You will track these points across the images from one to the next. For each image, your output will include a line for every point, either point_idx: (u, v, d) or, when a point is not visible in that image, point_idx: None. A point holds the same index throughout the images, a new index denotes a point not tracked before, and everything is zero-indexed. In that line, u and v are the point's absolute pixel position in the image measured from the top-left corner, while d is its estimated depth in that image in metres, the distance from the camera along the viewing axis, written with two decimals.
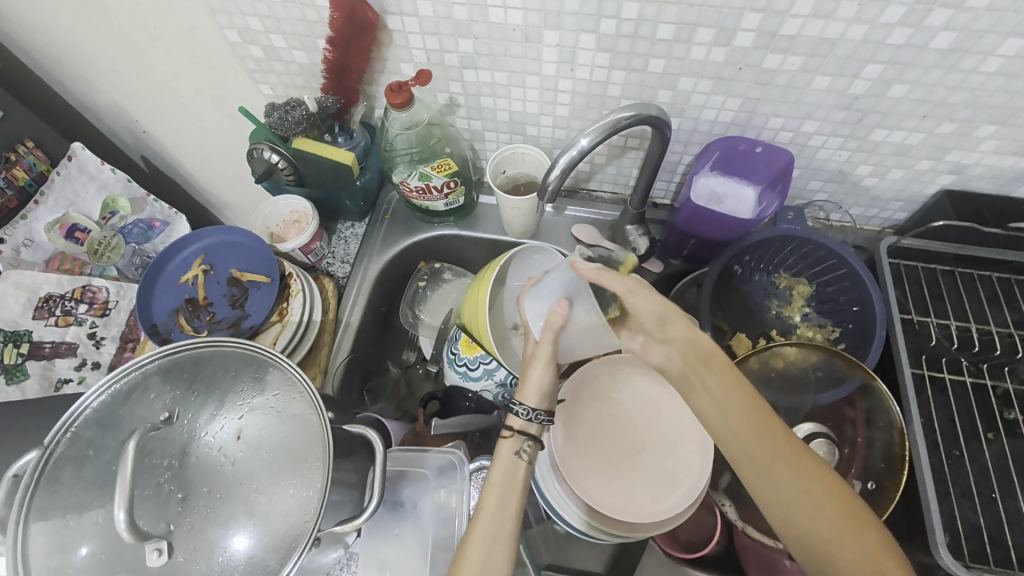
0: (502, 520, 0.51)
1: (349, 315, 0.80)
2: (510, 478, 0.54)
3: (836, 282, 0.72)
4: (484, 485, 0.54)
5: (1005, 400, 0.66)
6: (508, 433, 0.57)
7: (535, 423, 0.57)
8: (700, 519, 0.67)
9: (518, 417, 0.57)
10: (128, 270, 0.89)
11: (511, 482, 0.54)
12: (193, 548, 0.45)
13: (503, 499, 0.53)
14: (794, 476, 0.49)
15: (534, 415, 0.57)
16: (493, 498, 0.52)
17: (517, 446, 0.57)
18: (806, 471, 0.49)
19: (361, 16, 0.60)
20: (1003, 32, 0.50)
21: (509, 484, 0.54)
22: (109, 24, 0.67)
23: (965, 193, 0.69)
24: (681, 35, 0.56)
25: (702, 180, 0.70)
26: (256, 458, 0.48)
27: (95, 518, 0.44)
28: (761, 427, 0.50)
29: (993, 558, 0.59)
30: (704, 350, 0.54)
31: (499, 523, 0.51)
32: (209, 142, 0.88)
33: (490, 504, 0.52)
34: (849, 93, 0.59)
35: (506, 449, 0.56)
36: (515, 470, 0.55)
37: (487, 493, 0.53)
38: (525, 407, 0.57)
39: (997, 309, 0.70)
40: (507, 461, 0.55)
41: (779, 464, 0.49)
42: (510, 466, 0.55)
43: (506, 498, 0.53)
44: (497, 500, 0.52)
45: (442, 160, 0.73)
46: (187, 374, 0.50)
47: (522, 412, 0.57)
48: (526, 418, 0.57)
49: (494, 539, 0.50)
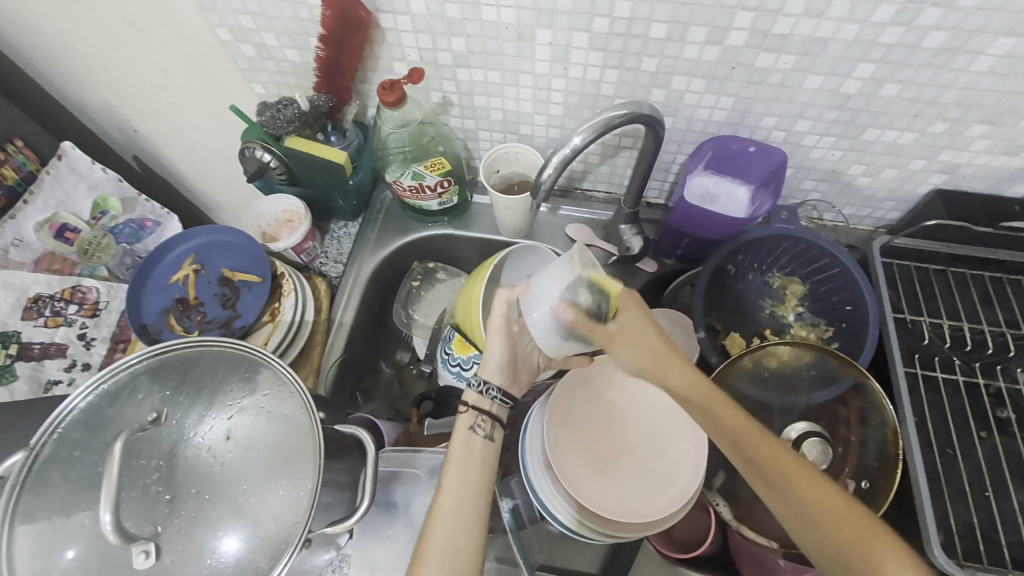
0: (465, 497, 0.53)
1: (342, 315, 0.80)
2: (469, 457, 0.56)
3: (830, 281, 0.72)
4: (444, 464, 0.56)
5: (997, 399, 0.67)
6: (463, 408, 0.59)
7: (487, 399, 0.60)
8: (694, 519, 0.67)
9: (471, 390, 0.60)
10: (119, 270, 0.88)
11: (468, 459, 0.56)
12: (182, 550, 0.44)
13: (462, 476, 0.55)
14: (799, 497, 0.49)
15: (485, 389, 0.60)
16: (454, 476, 0.54)
17: (472, 422, 0.58)
18: (810, 486, 0.49)
19: (353, 14, 0.60)
20: (994, 31, 0.50)
21: (466, 461, 0.56)
22: (98, 22, 0.67)
23: (956, 192, 0.69)
24: (674, 33, 0.56)
25: (695, 179, 0.70)
26: (245, 459, 0.48)
27: (82, 520, 0.44)
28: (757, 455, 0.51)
29: (987, 557, 0.59)
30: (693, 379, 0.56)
31: (462, 501, 0.53)
32: (201, 141, 0.88)
33: (451, 482, 0.54)
34: (842, 92, 0.59)
35: (462, 425, 0.58)
36: (471, 446, 0.57)
37: (448, 471, 0.55)
38: (479, 380, 0.60)
39: (989, 309, 0.70)
40: (465, 439, 0.57)
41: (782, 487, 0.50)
42: (468, 445, 0.57)
43: (465, 475, 0.55)
44: (456, 477, 0.54)
45: (435, 159, 0.72)
46: (176, 374, 0.49)
47: (474, 385, 0.60)
48: (477, 391, 0.60)
49: (459, 516, 0.52)
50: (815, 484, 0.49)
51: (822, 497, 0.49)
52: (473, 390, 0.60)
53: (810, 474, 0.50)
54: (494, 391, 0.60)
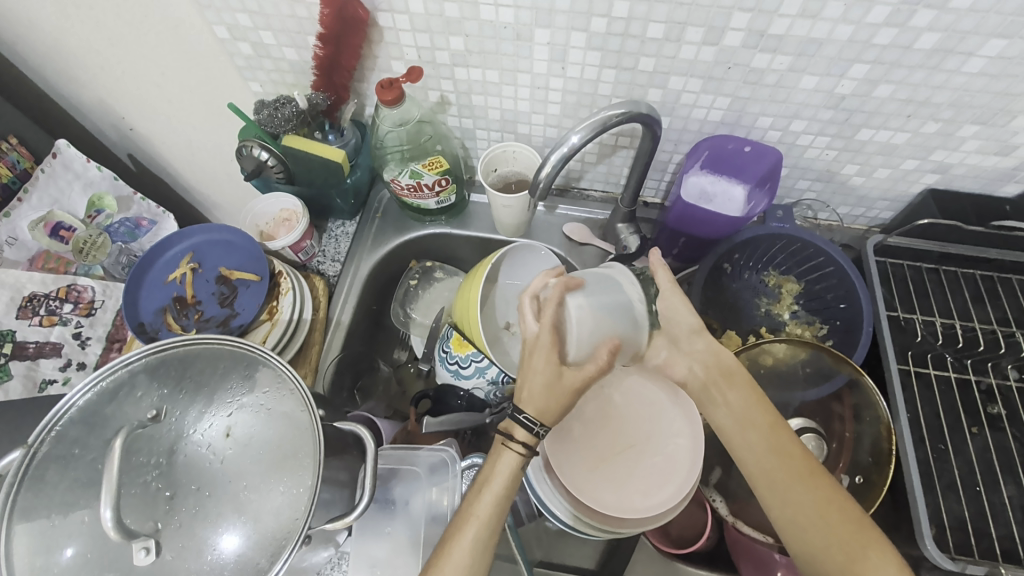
0: (493, 528, 0.52)
1: (340, 313, 0.80)
2: (506, 488, 0.53)
3: (825, 279, 0.73)
4: (477, 488, 0.53)
5: (988, 395, 0.68)
6: (518, 447, 0.54)
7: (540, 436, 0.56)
8: (691, 515, 0.67)
9: (524, 428, 0.55)
10: (115, 269, 0.88)
11: (510, 490, 0.53)
12: (181, 547, 0.44)
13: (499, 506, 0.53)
14: (815, 500, 0.52)
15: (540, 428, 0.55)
16: (488, 504, 0.52)
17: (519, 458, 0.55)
18: (828, 491, 0.52)
19: (352, 13, 0.60)
20: (986, 33, 0.51)
21: (507, 493, 0.53)
22: (95, 20, 0.66)
23: (948, 191, 0.70)
24: (671, 34, 0.57)
25: (691, 179, 0.71)
26: (245, 456, 0.48)
27: (81, 517, 0.44)
28: (784, 453, 0.54)
29: (978, 550, 0.60)
30: (727, 367, 0.59)
31: (491, 530, 0.51)
32: (198, 139, 0.87)
33: (484, 509, 0.52)
34: (836, 92, 0.60)
35: (506, 457, 0.54)
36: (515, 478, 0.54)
37: (481, 498, 0.52)
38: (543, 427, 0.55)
39: (981, 307, 0.71)
40: (509, 470, 0.54)
41: (801, 489, 0.52)
42: (510, 477, 0.54)
43: (502, 506, 0.53)
44: (494, 507, 0.52)
45: (434, 158, 0.72)
46: (176, 372, 0.49)
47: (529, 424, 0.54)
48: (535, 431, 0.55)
49: (481, 544, 0.51)
50: (830, 489, 0.52)
51: (835, 501, 0.51)
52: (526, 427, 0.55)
53: (825, 480, 0.53)
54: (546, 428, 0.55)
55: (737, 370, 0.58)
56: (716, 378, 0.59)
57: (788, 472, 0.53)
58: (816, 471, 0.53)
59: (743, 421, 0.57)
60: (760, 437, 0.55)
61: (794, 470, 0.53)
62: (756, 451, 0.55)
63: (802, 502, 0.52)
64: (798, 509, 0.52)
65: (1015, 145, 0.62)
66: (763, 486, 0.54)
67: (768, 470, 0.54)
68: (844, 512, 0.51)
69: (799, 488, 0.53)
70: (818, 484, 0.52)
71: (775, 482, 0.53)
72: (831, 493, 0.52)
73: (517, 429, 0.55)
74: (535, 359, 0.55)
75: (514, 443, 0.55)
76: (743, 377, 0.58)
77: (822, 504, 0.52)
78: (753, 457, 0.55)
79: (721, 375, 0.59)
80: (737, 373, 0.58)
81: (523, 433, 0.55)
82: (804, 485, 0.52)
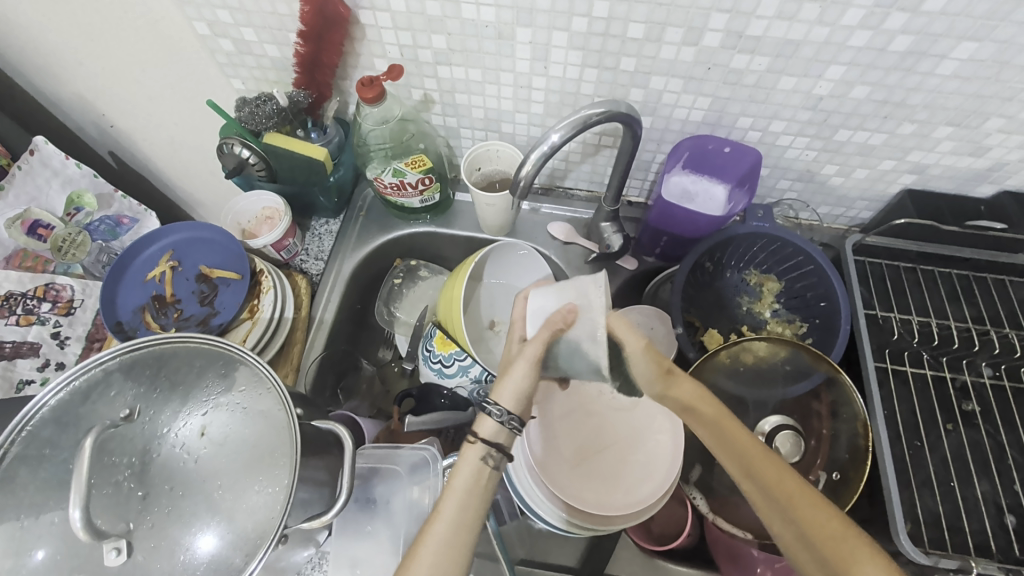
0: (460, 530, 0.47)
1: (323, 312, 0.80)
2: (473, 487, 0.49)
3: (804, 278, 0.74)
4: (444, 489, 0.49)
5: (963, 392, 0.69)
6: (474, 438, 0.51)
7: (505, 427, 0.52)
8: (671, 512, 0.69)
9: (489, 417, 0.52)
10: (94, 268, 0.86)
11: (475, 489, 0.49)
12: (154, 547, 0.44)
13: (463, 505, 0.48)
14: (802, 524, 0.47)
15: (506, 418, 0.51)
16: (454, 504, 0.48)
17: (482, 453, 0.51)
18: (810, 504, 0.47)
19: (332, 11, 0.60)
20: (957, 36, 0.52)
21: (471, 490, 0.49)
22: (70, 14, 0.65)
23: (925, 191, 0.72)
24: (651, 34, 0.57)
25: (673, 178, 0.71)
26: (221, 455, 0.47)
27: (51, 518, 0.43)
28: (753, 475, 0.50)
29: (952, 545, 0.61)
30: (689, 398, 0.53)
31: (458, 535, 0.47)
32: (179, 135, 0.87)
33: (450, 511, 0.47)
34: (814, 93, 0.61)
35: (471, 454, 0.51)
36: (479, 477, 0.50)
37: (448, 497, 0.48)
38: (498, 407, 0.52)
39: (958, 305, 0.72)
40: (476, 466, 0.50)
41: (782, 515, 0.48)
42: (477, 473, 0.50)
43: (467, 504, 0.48)
44: (457, 507, 0.48)
45: (416, 156, 0.72)
46: (151, 370, 0.49)
47: (493, 412, 0.52)
48: (498, 420, 0.51)
49: (448, 546, 0.46)
50: (813, 505, 0.47)
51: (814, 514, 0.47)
52: (491, 418, 0.51)
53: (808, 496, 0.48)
54: (515, 421, 0.52)
55: (697, 400, 0.53)
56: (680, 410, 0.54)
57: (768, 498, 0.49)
58: (801, 488, 0.48)
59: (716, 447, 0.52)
60: (734, 464, 0.51)
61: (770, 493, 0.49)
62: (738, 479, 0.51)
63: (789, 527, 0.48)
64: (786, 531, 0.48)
65: (988, 146, 0.63)
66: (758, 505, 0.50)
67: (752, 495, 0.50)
68: (830, 528, 0.46)
69: (781, 509, 0.48)
70: (799, 502, 0.48)
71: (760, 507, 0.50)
72: (812, 509, 0.47)
73: (486, 425, 0.52)
74: (511, 349, 0.58)
75: (480, 435, 0.51)
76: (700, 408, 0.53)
77: (805, 523, 0.47)
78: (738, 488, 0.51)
79: (684, 410, 0.54)
80: (697, 402, 0.53)
81: (491, 426, 0.52)
82: (786, 508, 0.48)
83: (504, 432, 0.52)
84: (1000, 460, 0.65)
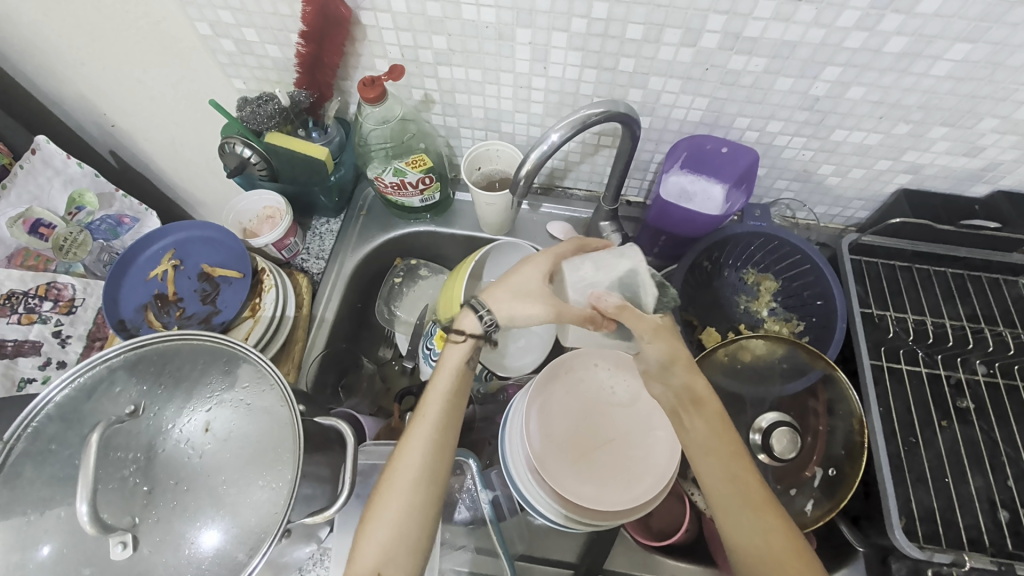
0: (445, 426, 0.55)
1: (324, 310, 0.80)
2: (453, 387, 0.57)
3: (801, 277, 0.75)
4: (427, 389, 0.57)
5: (958, 389, 0.69)
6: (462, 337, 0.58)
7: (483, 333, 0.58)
8: (670, 509, 0.69)
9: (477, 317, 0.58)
10: (96, 267, 0.87)
11: (455, 389, 0.57)
12: (159, 541, 0.44)
13: (445, 404, 0.56)
14: (764, 531, 0.51)
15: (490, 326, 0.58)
16: (436, 405, 0.56)
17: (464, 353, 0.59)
18: (776, 521, 0.51)
19: (334, 11, 0.60)
20: (951, 37, 0.53)
21: (452, 391, 0.57)
22: (73, 14, 0.66)
23: (920, 191, 0.72)
24: (649, 35, 0.58)
25: (671, 178, 0.72)
26: (224, 451, 0.48)
27: (57, 513, 0.44)
28: (736, 479, 0.52)
29: (946, 539, 0.61)
30: (698, 394, 0.56)
31: (440, 429, 0.55)
32: (181, 135, 0.87)
33: (432, 410, 0.56)
34: (810, 94, 0.62)
35: (451, 356, 0.58)
36: (459, 377, 0.58)
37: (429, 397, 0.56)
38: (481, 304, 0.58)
39: (952, 304, 0.73)
40: (453, 367, 0.58)
41: (749, 520, 0.51)
42: (455, 377, 0.58)
43: (449, 403, 0.56)
44: (440, 406, 0.56)
45: (417, 156, 0.73)
46: (154, 368, 0.49)
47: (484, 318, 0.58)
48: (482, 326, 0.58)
49: (432, 440, 0.54)
50: (776, 521, 0.51)
51: (774, 526, 0.51)
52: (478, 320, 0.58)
53: (774, 510, 0.52)
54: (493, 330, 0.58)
55: (707, 399, 0.55)
56: (685, 405, 0.56)
57: (739, 506, 0.52)
58: (771, 502, 0.52)
59: (706, 449, 0.54)
60: (722, 465, 0.53)
61: (747, 498, 0.52)
62: (717, 478, 0.53)
63: (751, 532, 0.51)
64: (741, 532, 0.51)
65: (982, 147, 0.64)
66: (719, 508, 0.53)
67: (725, 495, 0.52)
68: (789, 543, 0.50)
69: (748, 516, 0.51)
70: (768, 514, 0.51)
71: (727, 506, 0.52)
72: (774, 522, 0.51)
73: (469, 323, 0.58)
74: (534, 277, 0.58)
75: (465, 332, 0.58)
76: (708, 408, 0.55)
77: (764, 533, 0.50)
78: (712, 483, 0.53)
79: (691, 403, 0.56)
80: (707, 399, 0.55)
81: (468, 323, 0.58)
82: (753, 514, 0.51)
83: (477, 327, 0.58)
84: (993, 456, 0.66)
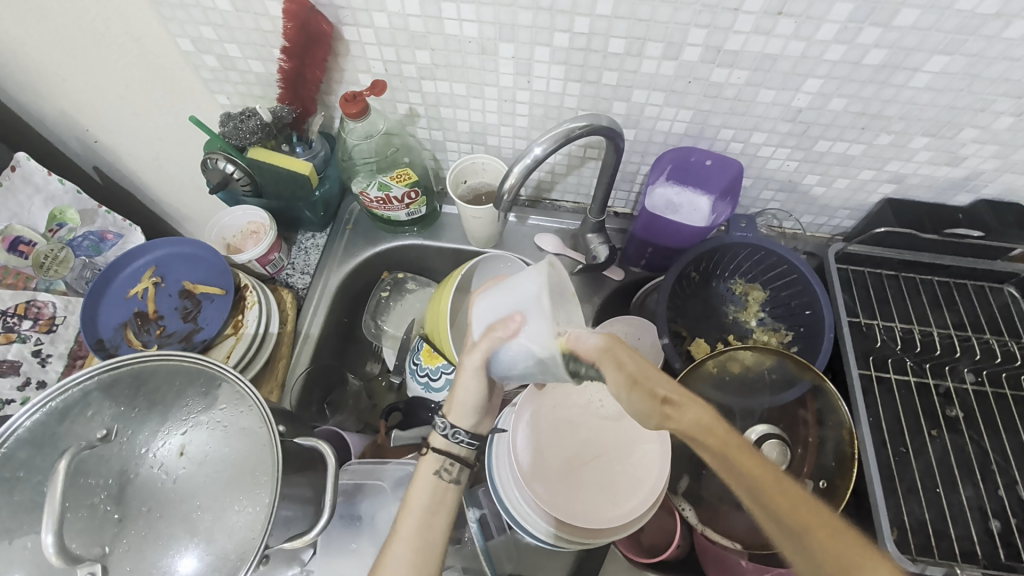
0: (425, 546, 0.52)
1: (309, 326, 0.79)
2: (432, 502, 0.54)
3: (789, 287, 0.74)
4: (402, 508, 0.54)
5: (947, 398, 0.69)
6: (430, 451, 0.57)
7: (455, 442, 0.57)
8: (661, 522, 0.67)
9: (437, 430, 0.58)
10: (77, 284, 0.85)
11: (434, 504, 0.54)
12: (130, 571, 0.43)
13: (425, 522, 0.53)
14: None
15: (450, 432, 0.57)
16: (412, 522, 0.52)
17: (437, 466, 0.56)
18: None
19: (315, 27, 0.60)
20: (929, 49, 0.53)
21: (432, 507, 0.54)
22: (54, 31, 0.65)
23: (904, 201, 0.73)
24: (632, 48, 0.58)
25: (657, 190, 0.72)
26: (199, 475, 0.47)
27: (25, 543, 0.42)
28: None
29: (938, 551, 0.61)
30: None
31: (417, 548, 0.51)
32: (165, 150, 0.86)
33: (409, 527, 0.52)
34: (793, 106, 0.62)
35: (427, 468, 0.56)
36: (437, 490, 0.55)
37: (406, 515, 0.53)
38: (445, 420, 0.57)
39: (939, 312, 0.74)
40: (429, 481, 0.55)
41: None
42: (432, 489, 0.55)
43: (428, 521, 0.53)
44: (415, 523, 0.52)
45: (401, 170, 0.72)
46: (130, 390, 0.48)
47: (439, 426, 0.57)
48: (442, 432, 0.57)
49: (410, 563, 0.50)
50: None
51: None
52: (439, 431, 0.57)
53: None
54: (459, 434, 0.57)
55: None
56: None
57: None
58: None
59: None
60: None
61: None
62: None
63: None
64: None
65: (963, 156, 0.64)
66: None
67: None
68: None
69: None
70: None
71: None
72: None
73: (437, 437, 0.58)
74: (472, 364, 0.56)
75: (433, 446, 0.57)
76: None
77: None
78: None
79: None
80: None
81: (439, 439, 0.57)
82: None
83: (454, 446, 0.57)
84: (984, 465, 0.65)
